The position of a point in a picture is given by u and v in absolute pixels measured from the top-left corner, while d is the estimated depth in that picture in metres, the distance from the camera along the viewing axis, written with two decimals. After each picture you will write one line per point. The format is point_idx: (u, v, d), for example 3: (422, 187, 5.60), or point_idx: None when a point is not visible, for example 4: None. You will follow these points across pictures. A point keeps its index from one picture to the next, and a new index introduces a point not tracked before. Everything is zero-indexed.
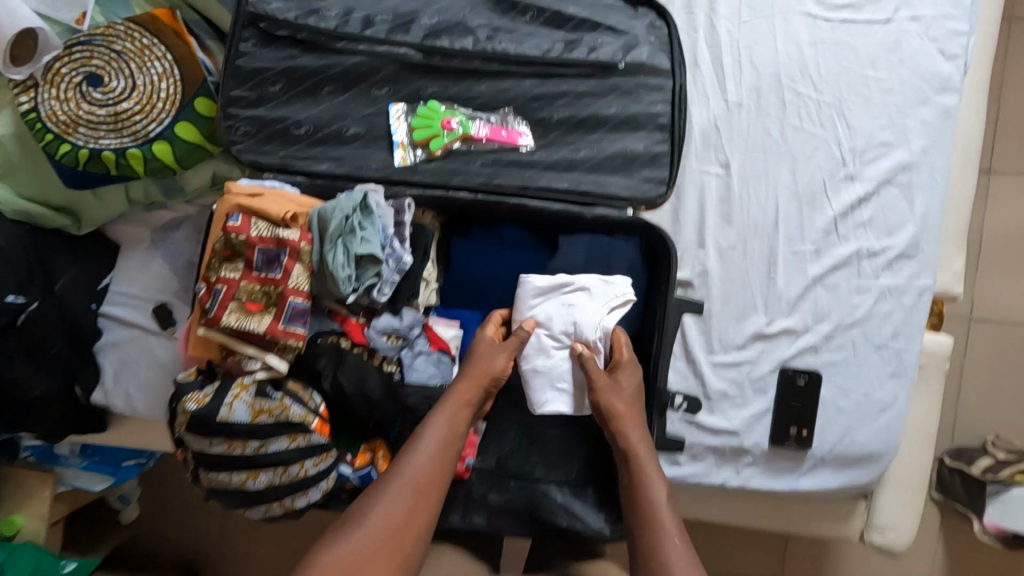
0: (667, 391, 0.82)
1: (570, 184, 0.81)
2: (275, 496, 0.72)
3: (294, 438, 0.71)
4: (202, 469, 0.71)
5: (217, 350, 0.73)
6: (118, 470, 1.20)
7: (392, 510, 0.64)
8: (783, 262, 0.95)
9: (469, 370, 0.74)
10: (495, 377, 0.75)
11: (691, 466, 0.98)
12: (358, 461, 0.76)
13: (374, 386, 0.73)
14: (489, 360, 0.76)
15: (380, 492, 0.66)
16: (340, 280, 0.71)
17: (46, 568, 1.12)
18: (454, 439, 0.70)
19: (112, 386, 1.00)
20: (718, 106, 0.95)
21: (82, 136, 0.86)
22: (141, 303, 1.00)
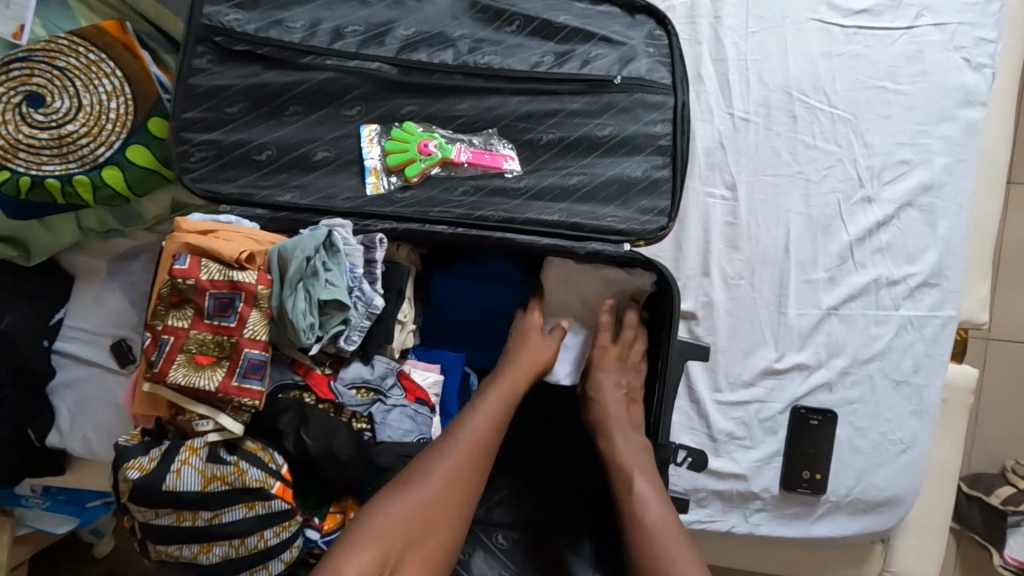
0: (669, 446, 0.73)
1: (560, 216, 0.73)
2: (232, 570, 0.64)
3: (251, 506, 0.63)
4: (149, 541, 0.64)
5: (166, 407, 0.65)
6: (82, 512, 1.11)
7: (420, 508, 0.59)
8: (794, 291, 0.88)
9: (519, 353, 0.73)
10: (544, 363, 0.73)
11: (695, 512, 0.91)
12: (327, 524, 0.69)
13: (344, 446, 0.65)
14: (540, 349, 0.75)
15: (408, 484, 0.61)
16: (300, 329, 0.62)
17: None
18: (501, 421, 0.68)
19: (68, 429, 0.93)
20: (723, 122, 0.87)
21: (23, 163, 0.78)
22: (98, 340, 0.93)
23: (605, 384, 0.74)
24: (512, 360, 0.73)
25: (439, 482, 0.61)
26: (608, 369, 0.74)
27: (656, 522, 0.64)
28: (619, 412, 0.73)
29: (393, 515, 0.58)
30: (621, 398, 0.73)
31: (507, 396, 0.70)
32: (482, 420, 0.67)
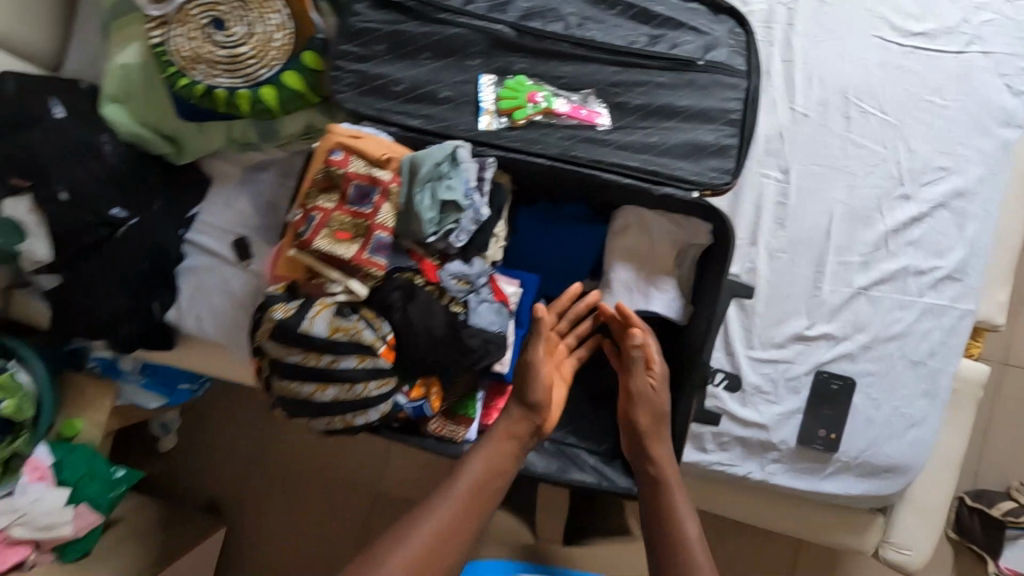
0: (710, 366, 0.82)
1: (641, 163, 0.85)
2: (338, 411, 0.78)
3: (363, 359, 0.77)
4: (276, 377, 0.78)
5: (303, 272, 0.80)
6: (173, 391, 1.29)
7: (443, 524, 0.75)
8: (829, 270, 0.99)
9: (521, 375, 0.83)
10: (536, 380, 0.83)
11: (717, 455, 1.02)
12: (414, 393, 0.83)
13: (440, 324, 0.79)
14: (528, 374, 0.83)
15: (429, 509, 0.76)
16: (424, 220, 0.78)
17: (100, 474, 1.18)
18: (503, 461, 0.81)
19: (187, 306, 1.10)
20: (784, 116, 1.00)
21: (201, 73, 0.95)
22: (224, 235, 1.09)
23: (639, 414, 0.82)
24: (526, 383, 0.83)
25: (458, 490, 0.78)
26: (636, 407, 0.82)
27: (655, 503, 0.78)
28: (642, 426, 0.81)
29: (416, 535, 0.73)
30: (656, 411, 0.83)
31: (522, 436, 0.82)
32: (482, 460, 0.79)
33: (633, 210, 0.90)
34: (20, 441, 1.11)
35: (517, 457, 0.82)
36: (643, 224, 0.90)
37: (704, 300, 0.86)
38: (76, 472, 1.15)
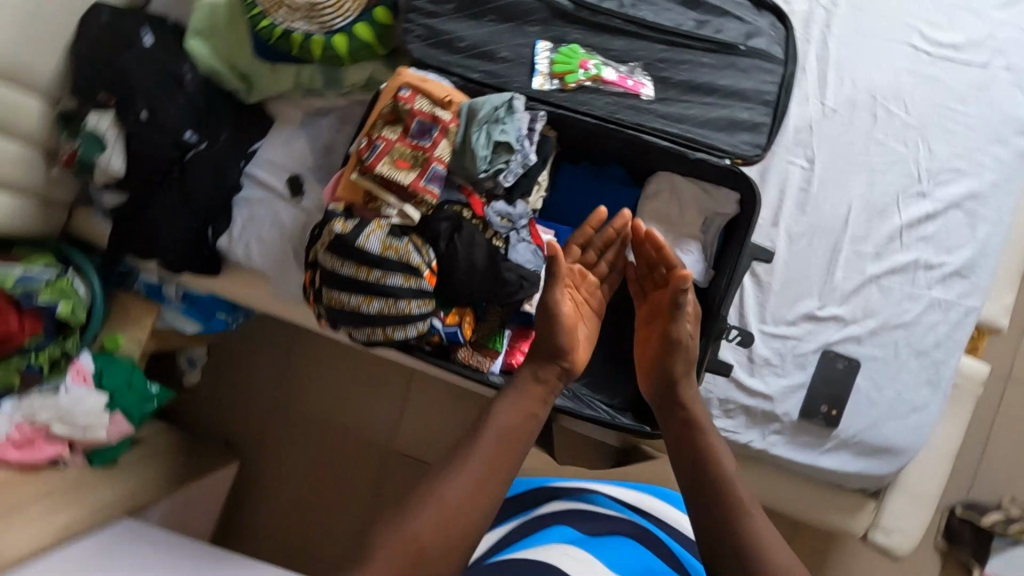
0: (727, 320, 0.89)
1: (680, 131, 0.92)
2: (380, 324, 0.85)
3: (408, 279, 0.84)
4: (327, 287, 0.85)
5: (360, 195, 0.87)
6: (209, 320, 1.36)
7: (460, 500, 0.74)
8: (844, 257, 1.05)
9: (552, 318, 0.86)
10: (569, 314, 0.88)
11: (722, 421, 1.07)
12: (449, 319, 0.90)
13: (481, 255, 0.86)
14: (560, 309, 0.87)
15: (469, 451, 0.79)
16: (478, 158, 0.85)
17: (137, 386, 1.24)
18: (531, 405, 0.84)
19: (238, 234, 1.17)
20: (814, 109, 1.06)
21: (281, 17, 1.04)
22: (280, 172, 1.16)
23: (676, 364, 0.85)
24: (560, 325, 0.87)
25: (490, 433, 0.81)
26: (672, 357, 0.85)
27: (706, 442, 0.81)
28: (677, 371, 0.85)
29: (462, 471, 0.77)
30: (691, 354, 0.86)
31: (552, 385, 0.87)
32: (512, 404, 0.83)
33: (666, 175, 0.97)
34: (70, 342, 1.18)
35: (543, 402, 0.85)
36: (673, 190, 0.96)
37: (724, 259, 0.94)
38: (116, 381, 1.21)
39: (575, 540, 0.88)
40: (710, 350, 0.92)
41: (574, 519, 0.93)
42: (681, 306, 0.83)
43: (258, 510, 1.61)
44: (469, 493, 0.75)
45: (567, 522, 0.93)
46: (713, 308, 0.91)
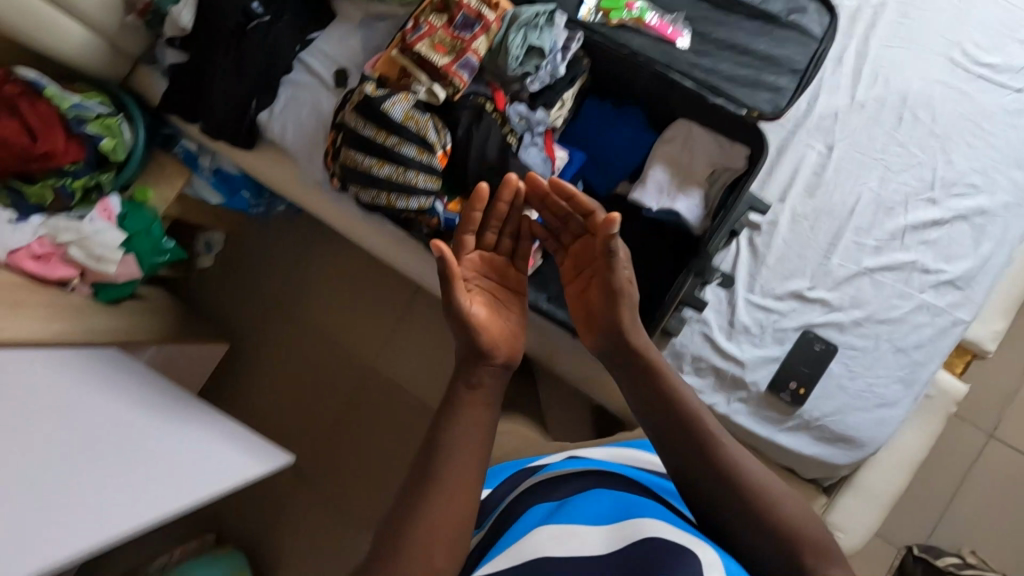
0: (711, 255, 0.94)
1: (704, 79, 0.97)
2: (386, 189, 0.90)
3: (421, 152, 0.89)
4: (345, 146, 0.90)
5: (395, 71, 0.92)
6: (232, 196, 1.45)
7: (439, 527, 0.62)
8: (843, 245, 1.07)
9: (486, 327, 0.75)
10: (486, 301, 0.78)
11: (691, 378, 1.09)
12: (450, 206, 0.94)
13: (493, 147, 0.91)
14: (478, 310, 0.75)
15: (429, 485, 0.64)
16: (511, 56, 0.90)
17: (153, 235, 1.31)
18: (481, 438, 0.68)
19: (279, 113, 1.24)
20: (843, 100, 1.09)
21: None
22: (329, 64, 1.24)
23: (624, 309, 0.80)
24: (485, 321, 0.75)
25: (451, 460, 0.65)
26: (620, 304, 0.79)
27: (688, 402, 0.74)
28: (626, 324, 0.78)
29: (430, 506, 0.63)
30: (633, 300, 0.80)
31: (488, 393, 0.72)
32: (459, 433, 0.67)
33: (685, 122, 1.00)
34: (105, 176, 1.26)
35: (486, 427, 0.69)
36: (688, 138, 0.99)
37: (722, 204, 0.98)
38: (137, 224, 1.28)
39: (547, 513, 0.72)
40: (689, 284, 0.98)
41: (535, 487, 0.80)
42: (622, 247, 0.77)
43: (237, 399, 1.67)
44: (448, 535, 0.62)
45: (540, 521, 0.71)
46: (702, 245, 0.96)
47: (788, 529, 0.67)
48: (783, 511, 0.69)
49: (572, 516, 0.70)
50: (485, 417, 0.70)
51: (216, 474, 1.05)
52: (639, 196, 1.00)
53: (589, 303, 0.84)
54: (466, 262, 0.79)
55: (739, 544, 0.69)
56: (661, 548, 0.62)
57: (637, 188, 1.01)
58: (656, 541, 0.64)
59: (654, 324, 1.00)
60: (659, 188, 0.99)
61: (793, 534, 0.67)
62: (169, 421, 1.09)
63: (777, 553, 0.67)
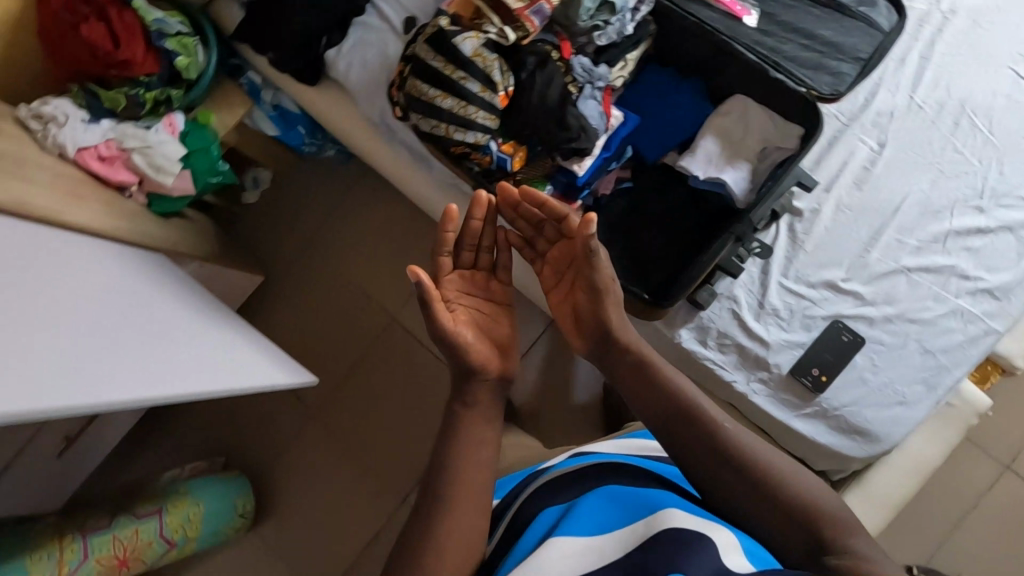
0: (754, 218, 0.97)
1: (767, 54, 0.98)
2: (446, 120, 0.93)
3: (484, 90, 0.92)
4: (413, 76, 0.94)
5: (468, 11, 0.94)
6: (287, 130, 1.51)
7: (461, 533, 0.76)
8: (883, 241, 1.07)
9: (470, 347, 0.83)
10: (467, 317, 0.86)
11: (713, 352, 1.10)
12: (504, 147, 0.97)
13: (553, 92, 0.94)
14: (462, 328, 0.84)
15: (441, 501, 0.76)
16: (582, 7, 0.91)
17: (209, 154, 1.36)
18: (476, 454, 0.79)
19: (346, 51, 1.28)
20: (902, 100, 1.10)
21: None
22: (400, 10, 1.28)
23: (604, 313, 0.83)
24: (475, 343, 0.84)
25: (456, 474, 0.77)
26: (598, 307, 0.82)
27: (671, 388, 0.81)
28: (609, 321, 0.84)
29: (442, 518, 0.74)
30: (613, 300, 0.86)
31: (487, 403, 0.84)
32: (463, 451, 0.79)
33: (741, 97, 1.02)
34: (174, 92, 1.31)
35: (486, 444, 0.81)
36: (743, 113, 1.01)
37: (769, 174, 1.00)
38: (196, 141, 1.34)
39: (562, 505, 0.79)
40: (729, 247, 0.99)
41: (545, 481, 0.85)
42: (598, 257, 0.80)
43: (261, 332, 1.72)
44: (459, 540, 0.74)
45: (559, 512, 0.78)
46: (746, 209, 0.99)
47: (810, 512, 0.71)
48: (789, 491, 0.72)
49: (576, 519, 0.73)
50: (487, 424, 0.83)
51: (249, 373, 1.08)
52: (686, 164, 1.02)
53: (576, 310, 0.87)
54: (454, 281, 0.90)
55: (756, 526, 0.72)
56: (681, 535, 0.67)
57: (684, 157, 1.03)
58: (678, 530, 0.68)
59: (689, 284, 1.00)
60: (708, 158, 1.01)
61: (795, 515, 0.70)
62: (216, 323, 1.15)
63: (781, 534, 0.70)
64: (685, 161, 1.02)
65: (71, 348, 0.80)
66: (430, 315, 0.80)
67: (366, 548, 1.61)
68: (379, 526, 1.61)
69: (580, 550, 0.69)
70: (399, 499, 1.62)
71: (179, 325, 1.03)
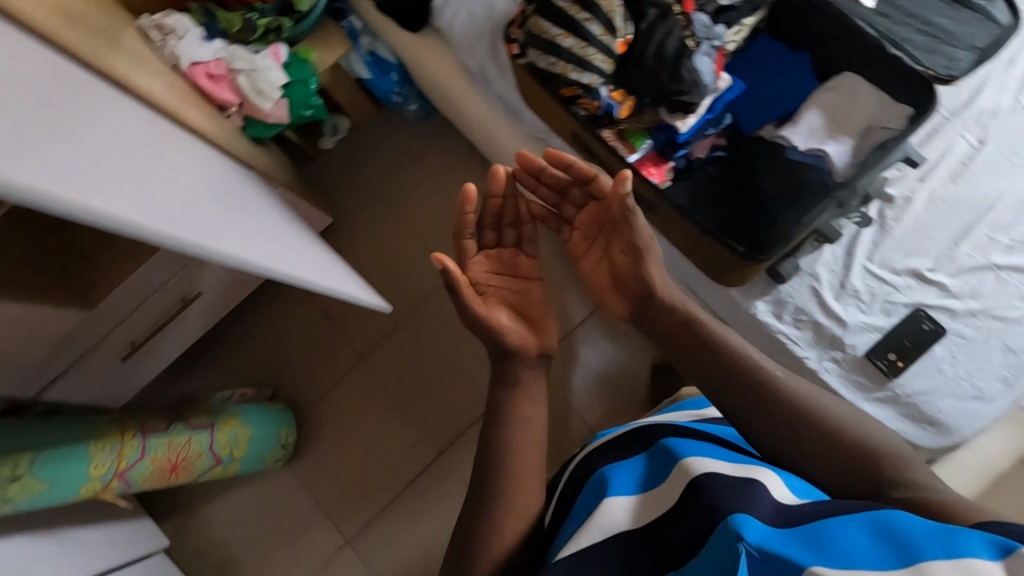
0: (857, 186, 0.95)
1: (882, 32, 1.00)
2: (564, 59, 0.96)
3: (605, 33, 0.95)
4: (536, 13, 0.97)
5: None
6: (380, 77, 1.57)
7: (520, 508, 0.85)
8: (975, 236, 1.07)
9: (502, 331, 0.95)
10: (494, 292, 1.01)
11: (788, 327, 1.10)
12: (613, 95, 1.00)
13: (671, 46, 0.95)
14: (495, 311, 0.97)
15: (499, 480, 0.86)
16: None
17: (307, 87, 1.41)
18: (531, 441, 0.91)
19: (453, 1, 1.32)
20: (1007, 100, 1.10)
21: None
22: None
23: (642, 269, 0.91)
24: (515, 328, 0.97)
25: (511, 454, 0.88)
26: (636, 264, 0.90)
27: (703, 335, 0.87)
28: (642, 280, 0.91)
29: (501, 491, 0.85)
30: (646, 258, 0.91)
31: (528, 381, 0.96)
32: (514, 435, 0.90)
33: (851, 74, 1.03)
34: (286, 22, 1.37)
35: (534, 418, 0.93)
36: (852, 90, 1.02)
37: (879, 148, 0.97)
38: (298, 74, 1.39)
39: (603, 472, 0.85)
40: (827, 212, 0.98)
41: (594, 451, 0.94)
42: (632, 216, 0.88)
43: None
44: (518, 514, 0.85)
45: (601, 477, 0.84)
46: (851, 178, 0.96)
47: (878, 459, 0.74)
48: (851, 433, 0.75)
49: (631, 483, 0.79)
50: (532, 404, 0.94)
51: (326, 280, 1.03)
52: (787, 135, 1.04)
53: (613, 267, 0.96)
54: (487, 262, 1.03)
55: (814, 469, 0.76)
56: (722, 480, 0.69)
57: (784, 130, 1.05)
58: (717, 475, 0.70)
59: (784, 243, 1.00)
60: (810, 131, 1.03)
61: (839, 441, 0.76)
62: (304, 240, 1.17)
63: (829, 461, 0.74)
64: (786, 132, 1.04)
65: (189, 202, 0.78)
66: (461, 300, 0.93)
67: (402, 492, 1.66)
68: (417, 473, 1.66)
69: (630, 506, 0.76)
70: (438, 450, 1.66)
71: (276, 233, 1.04)
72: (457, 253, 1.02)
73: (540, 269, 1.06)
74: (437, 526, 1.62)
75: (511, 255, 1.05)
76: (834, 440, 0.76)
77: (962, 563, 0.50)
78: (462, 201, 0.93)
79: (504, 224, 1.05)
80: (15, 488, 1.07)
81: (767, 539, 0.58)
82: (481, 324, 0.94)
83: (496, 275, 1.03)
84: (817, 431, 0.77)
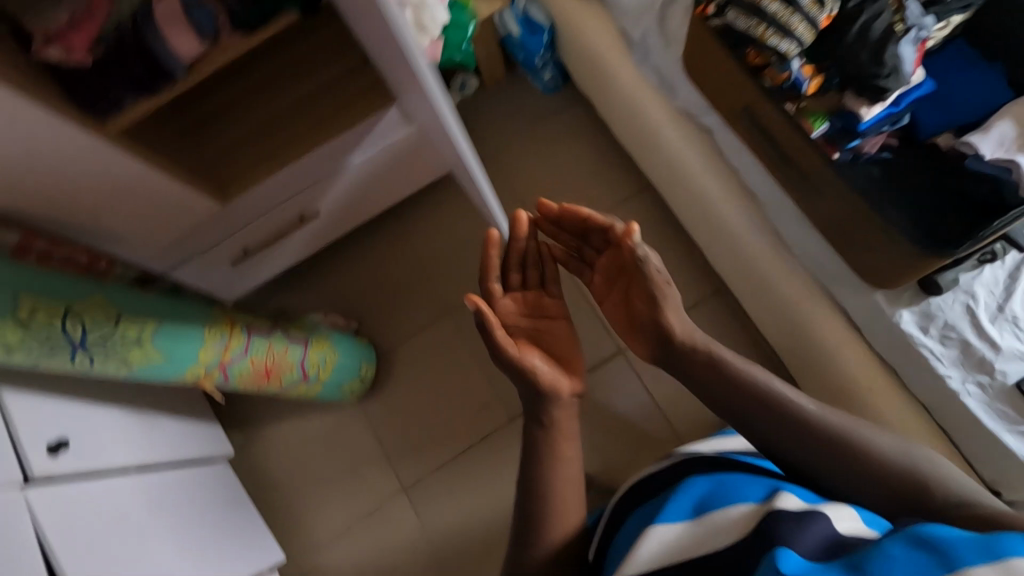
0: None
1: None
2: (766, 22, 0.96)
3: (812, 4, 0.94)
4: None
5: None
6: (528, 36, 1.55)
7: (569, 506, 0.93)
8: None
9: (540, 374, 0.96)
10: (520, 332, 1.02)
11: (932, 343, 1.06)
12: (805, 69, 0.99)
13: (878, 26, 0.93)
14: (528, 354, 0.96)
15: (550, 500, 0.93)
16: None
17: (462, 31, 1.46)
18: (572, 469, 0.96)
19: None
20: None
21: None
22: None
23: (663, 315, 0.92)
24: (551, 370, 0.96)
25: (562, 475, 0.95)
26: (657, 309, 0.92)
27: (720, 381, 0.90)
28: (665, 326, 0.92)
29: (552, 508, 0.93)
30: (668, 305, 0.92)
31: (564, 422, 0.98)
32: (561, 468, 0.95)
33: None
34: None
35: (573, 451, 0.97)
36: None
37: None
38: (458, 17, 1.43)
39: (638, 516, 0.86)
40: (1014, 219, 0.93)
41: (624, 495, 0.94)
42: (644, 260, 0.90)
43: (423, 223, 1.77)
44: (565, 526, 0.93)
45: (637, 516, 0.86)
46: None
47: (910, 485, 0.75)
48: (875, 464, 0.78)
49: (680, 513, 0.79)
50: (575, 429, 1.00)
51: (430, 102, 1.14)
52: (969, 142, 0.98)
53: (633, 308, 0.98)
54: (511, 305, 1.04)
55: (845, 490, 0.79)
56: (788, 516, 0.69)
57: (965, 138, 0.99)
58: (779, 511, 0.70)
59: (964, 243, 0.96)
60: (997, 142, 0.97)
61: (837, 444, 0.80)
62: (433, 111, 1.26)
63: (834, 468, 0.80)
64: (969, 140, 0.98)
65: None
66: (491, 337, 0.93)
67: (468, 449, 1.64)
68: (486, 433, 1.64)
69: (681, 539, 0.76)
70: (509, 416, 1.64)
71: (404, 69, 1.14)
72: (484, 294, 1.01)
73: (564, 308, 1.05)
74: (498, 489, 1.60)
75: (537, 296, 1.05)
76: (834, 444, 0.80)
77: (1002, 563, 0.54)
78: (487, 245, 0.95)
79: (528, 264, 1.06)
80: (132, 354, 1.11)
81: (809, 574, 0.61)
82: (517, 366, 0.94)
83: (523, 317, 1.04)
84: (812, 438, 0.82)
